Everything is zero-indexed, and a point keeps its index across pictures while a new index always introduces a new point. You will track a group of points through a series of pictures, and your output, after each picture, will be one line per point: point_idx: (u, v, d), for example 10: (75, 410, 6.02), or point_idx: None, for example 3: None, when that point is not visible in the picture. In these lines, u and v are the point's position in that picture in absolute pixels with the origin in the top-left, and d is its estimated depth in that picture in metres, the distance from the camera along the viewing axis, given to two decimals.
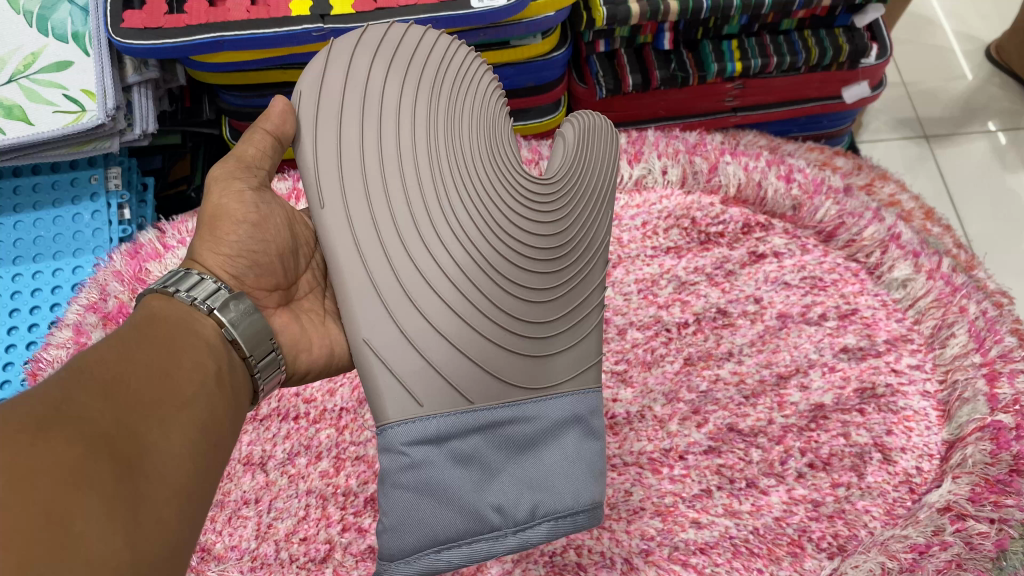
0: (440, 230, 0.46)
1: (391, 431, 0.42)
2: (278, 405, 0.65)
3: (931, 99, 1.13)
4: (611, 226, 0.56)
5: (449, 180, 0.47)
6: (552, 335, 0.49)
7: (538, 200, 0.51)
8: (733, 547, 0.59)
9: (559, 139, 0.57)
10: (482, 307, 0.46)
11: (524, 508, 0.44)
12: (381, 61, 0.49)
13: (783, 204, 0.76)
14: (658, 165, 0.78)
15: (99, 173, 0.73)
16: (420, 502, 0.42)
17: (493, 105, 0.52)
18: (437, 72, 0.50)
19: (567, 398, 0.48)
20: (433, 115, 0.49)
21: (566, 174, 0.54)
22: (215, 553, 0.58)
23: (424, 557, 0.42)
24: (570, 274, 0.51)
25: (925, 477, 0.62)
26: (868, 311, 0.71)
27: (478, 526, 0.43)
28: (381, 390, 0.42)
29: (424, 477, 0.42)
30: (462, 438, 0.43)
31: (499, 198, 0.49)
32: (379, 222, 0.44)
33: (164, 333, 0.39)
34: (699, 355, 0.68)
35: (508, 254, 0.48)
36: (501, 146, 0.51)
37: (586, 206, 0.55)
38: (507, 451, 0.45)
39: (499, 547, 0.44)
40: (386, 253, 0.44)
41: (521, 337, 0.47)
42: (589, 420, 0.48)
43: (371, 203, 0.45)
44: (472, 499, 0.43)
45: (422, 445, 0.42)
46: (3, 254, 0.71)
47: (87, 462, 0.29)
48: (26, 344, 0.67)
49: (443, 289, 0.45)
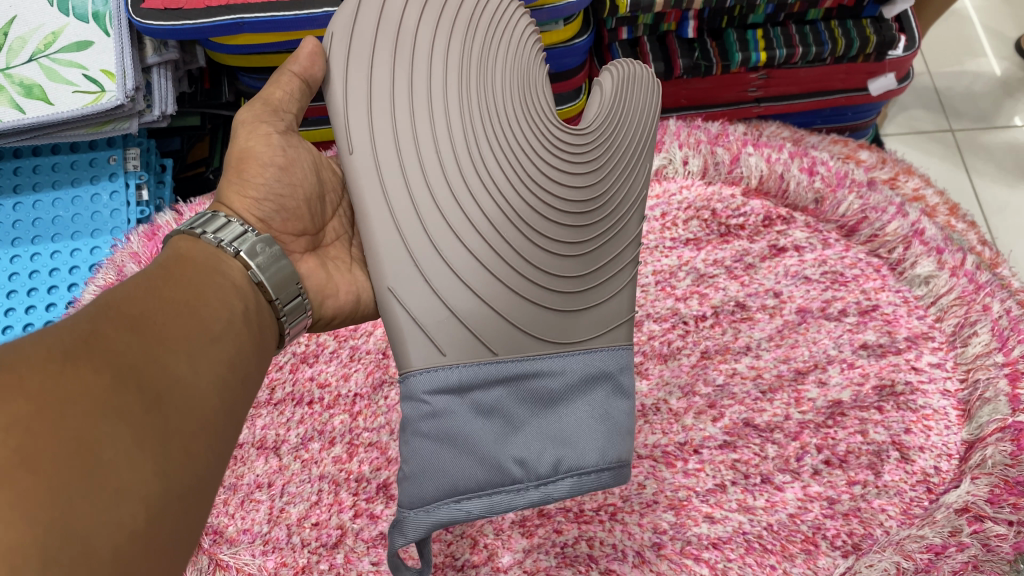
0: (461, 180, 0.45)
1: (413, 379, 0.41)
2: (293, 390, 0.65)
3: (959, 90, 1.11)
4: (642, 184, 0.55)
5: (478, 129, 0.47)
6: (580, 289, 0.48)
7: (571, 152, 0.51)
8: (745, 543, 0.59)
9: (596, 89, 0.56)
10: (509, 259, 0.45)
11: (547, 462, 0.42)
12: (418, 3, 0.48)
13: (805, 197, 0.75)
14: (679, 155, 0.76)
15: (118, 153, 0.72)
16: (441, 450, 0.41)
17: (527, 52, 0.52)
18: (472, 19, 0.50)
19: (596, 353, 0.47)
20: (466, 64, 0.48)
21: (601, 125, 0.53)
22: (227, 536, 0.58)
23: (444, 506, 0.40)
24: (599, 231, 0.50)
25: (943, 477, 0.61)
26: (888, 307, 0.70)
27: (499, 477, 0.41)
28: (404, 337, 0.42)
29: (445, 427, 0.41)
30: (485, 389, 0.42)
31: (529, 150, 0.49)
32: (409, 173, 0.44)
33: (191, 273, 0.39)
34: (716, 348, 0.68)
35: (536, 206, 0.48)
36: (535, 96, 0.51)
37: (619, 163, 0.54)
38: (533, 407, 0.44)
39: (521, 501, 0.42)
40: (414, 203, 0.44)
41: (545, 287, 0.46)
42: (618, 377, 0.47)
43: (401, 152, 0.45)
44: (494, 451, 0.41)
45: (444, 394, 0.41)
46: (22, 233, 0.71)
47: (116, 392, 0.28)
48: (43, 323, 0.68)
49: (470, 240, 0.44)
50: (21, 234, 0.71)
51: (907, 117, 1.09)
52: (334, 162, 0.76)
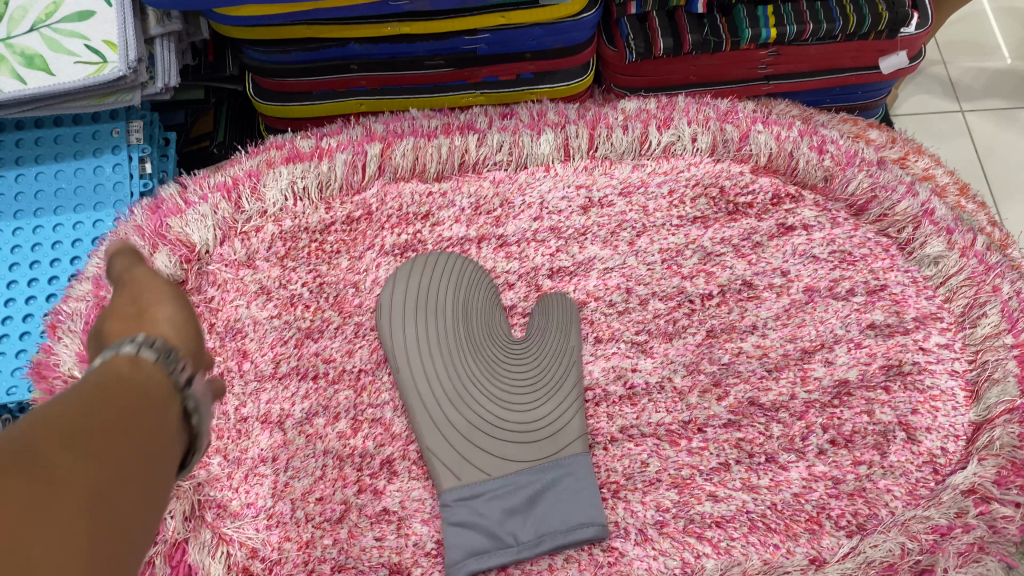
0: (478, 397, 0.63)
1: (445, 492, 0.59)
2: (298, 364, 0.64)
3: (973, 75, 1.10)
4: (580, 369, 0.65)
5: (485, 396, 0.63)
6: (545, 450, 0.61)
7: (524, 362, 0.65)
8: (750, 522, 0.59)
9: (528, 320, 0.67)
10: (509, 441, 0.62)
11: (531, 532, 0.58)
12: (437, 310, 0.65)
13: (815, 175, 0.73)
14: (688, 132, 0.74)
15: (121, 126, 0.72)
16: (464, 531, 0.58)
17: (495, 302, 0.67)
18: (480, 299, 0.66)
19: (572, 456, 0.61)
20: (478, 339, 0.65)
21: (531, 368, 0.65)
22: (230, 510, 0.58)
23: (469, 564, 0.57)
24: (550, 399, 0.63)
25: (951, 457, 0.61)
26: (897, 288, 0.69)
27: (504, 543, 0.58)
28: (437, 470, 0.60)
29: (464, 518, 0.58)
30: (491, 513, 0.59)
31: (504, 400, 0.64)
32: (446, 407, 0.62)
33: (126, 388, 0.37)
34: (723, 327, 0.67)
35: (516, 426, 0.63)
36: (496, 340, 0.65)
37: (558, 380, 0.64)
38: (526, 510, 0.59)
39: (526, 554, 0.57)
40: (450, 424, 0.62)
41: (527, 433, 0.62)
42: (569, 476, 0.60)
43: (441, 389, 0.63)
44: (501, 531, 0.58)
45: (464, 507, 0.59)
46: (24, 206, 0.71)
47: (49, 514, 0.28)
48: (46, 297, 0.68)
49: (484, 441, 0.62)
50: (23, 207, 0.71)
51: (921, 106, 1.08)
52: (336, 136, 0.74)
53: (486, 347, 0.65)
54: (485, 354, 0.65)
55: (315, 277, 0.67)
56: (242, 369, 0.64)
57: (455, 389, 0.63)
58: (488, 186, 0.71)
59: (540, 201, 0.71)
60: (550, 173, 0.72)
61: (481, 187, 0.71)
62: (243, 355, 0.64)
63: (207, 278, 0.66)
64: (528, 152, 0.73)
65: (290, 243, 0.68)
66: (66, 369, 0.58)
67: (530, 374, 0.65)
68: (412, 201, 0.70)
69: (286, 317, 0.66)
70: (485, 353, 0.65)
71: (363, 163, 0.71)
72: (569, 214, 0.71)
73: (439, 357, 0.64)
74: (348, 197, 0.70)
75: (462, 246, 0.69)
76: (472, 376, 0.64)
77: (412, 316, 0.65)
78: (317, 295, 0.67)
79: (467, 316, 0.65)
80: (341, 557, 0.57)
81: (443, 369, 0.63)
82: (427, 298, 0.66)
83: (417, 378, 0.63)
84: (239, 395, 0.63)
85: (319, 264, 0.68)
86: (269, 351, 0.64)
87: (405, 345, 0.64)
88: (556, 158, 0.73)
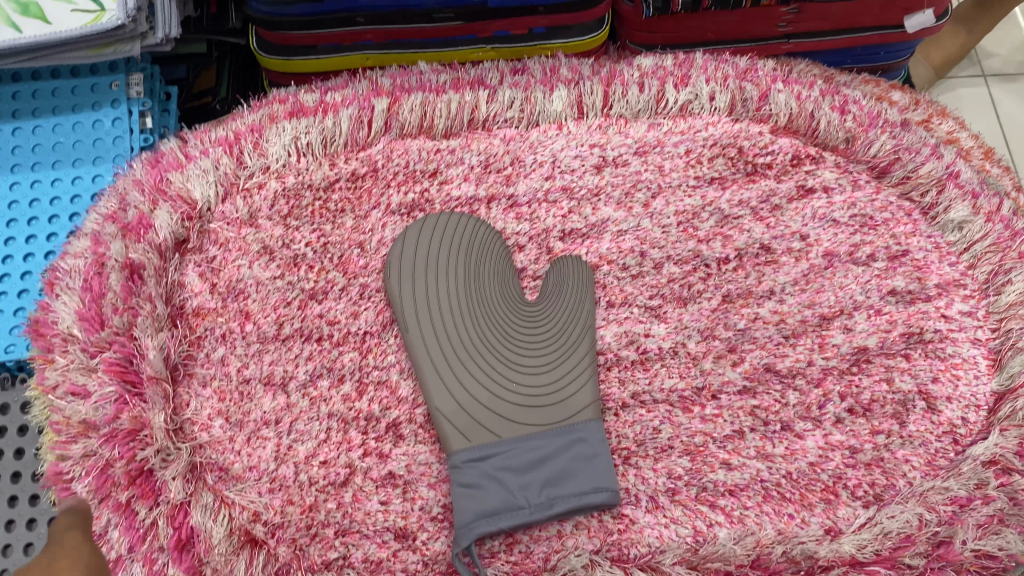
0: (489, 355, 0.61)
1: (455, 453, 0.58)
2: (301, 326, 0.63)
3: (1003, 66, 1.08)
4: (594, 338, 0.63)
5: (497, 356, 0.61)
6: (560, 412, 0.60)
7: (538, 321, 0.63)
8: (764, 491, 0.58)
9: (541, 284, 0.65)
10: (521, 401, 0.60)
11: (545, 495, 0.57)
12: (447, 268, 0.63)
13: (835, 136, 0.70)
14: (706, 90, 0.71)
15: (120, 79, 0.71)
16: (473, 493, 0.56)
17: (505, 262, 0.65)
18: (489, 258, 0.64)
19: (584, 417, 0.59)
20: (489, 297, 0.63)
21: (549, 331, 0.63)
22: (233, 473, 0.57)
23: (480, 526, 0.55)
24: (566, 362, 0.61)
25: (971, 428, 0.60)
26: (919, 253, 0.66)
27: (516, 505, 0.56)
28: (448, 433, 0.58)
29: (475, 480, 0.57)
30: (501, 474, 0.57)
31: (518, 361, 0.62)
32: (456, 365, 0.60)
33: None
34: (739, 292, 0.65)
35: (530, 388, 0.61)
36: (509, 302, 0.64)
37: (575, 344, 0.62)
38: (538, 472, 0.58)
39: (537, 517, 0.56)
40: (460, 382, 0.60)
41: (538, 393, 0.60)
42: (588, 438, 0.59)
43: (450, 347, 0.61)
44: (512, 493, 0.56)
45: (474, 468, 0.57)
46: (21, 160, 0.69)
47: None
48: (44, 254, 0.66)
49: (495, 400, 0.60)
50: (20, 161, 0.69)
51: (954, 96, 1.05)
52: (343, 91, 0.72)
53: (497, 307, 0.63)
54: (496, 314, 0.63)
55: (320, 237, 0.65)
56: (245, 330, 0.62)
57: (466, 351, 0.61)
58: (498, 144, 0.69)
59: (552, 160, 0.69)
60: (562, 131, 0.70)
61: (491, 145, 0.69)
62: (246, 316, 0.62)
63: (209, 237, 0.64)
64: (539, 109, 0.71)
65: (294, 201, 0.66)
66: (64, 327, 0.56)
67: (543, 335, 0.63)
68: (419, 158, 0.68)
69: (289, 278, 0.64)
70: (497, 313, 0.63)
71: (368, 119, 0.69)
72: (582, 174, 0.69)
73: (449, 317, 0.62)
74: (354, 154, 0.68)
75: (470, 206, 0.67)
76: (484, 337, 0.62)
77: (421, 277, 0.63)
78: (322, 255, 0.65)
79: (479, 276, 0.63)
80: (345, 521, 0.57)
81: (453, 329, 0.61)
82: (437, 258, 0.64)
83: (426, 340, 0.61)
84: (242, 356, 0.61)
85: (324, 223, 0.66)
86: (272, 313, 0.63)
87: (414, 304, 0.62)
88: (569, 115, 0.71)
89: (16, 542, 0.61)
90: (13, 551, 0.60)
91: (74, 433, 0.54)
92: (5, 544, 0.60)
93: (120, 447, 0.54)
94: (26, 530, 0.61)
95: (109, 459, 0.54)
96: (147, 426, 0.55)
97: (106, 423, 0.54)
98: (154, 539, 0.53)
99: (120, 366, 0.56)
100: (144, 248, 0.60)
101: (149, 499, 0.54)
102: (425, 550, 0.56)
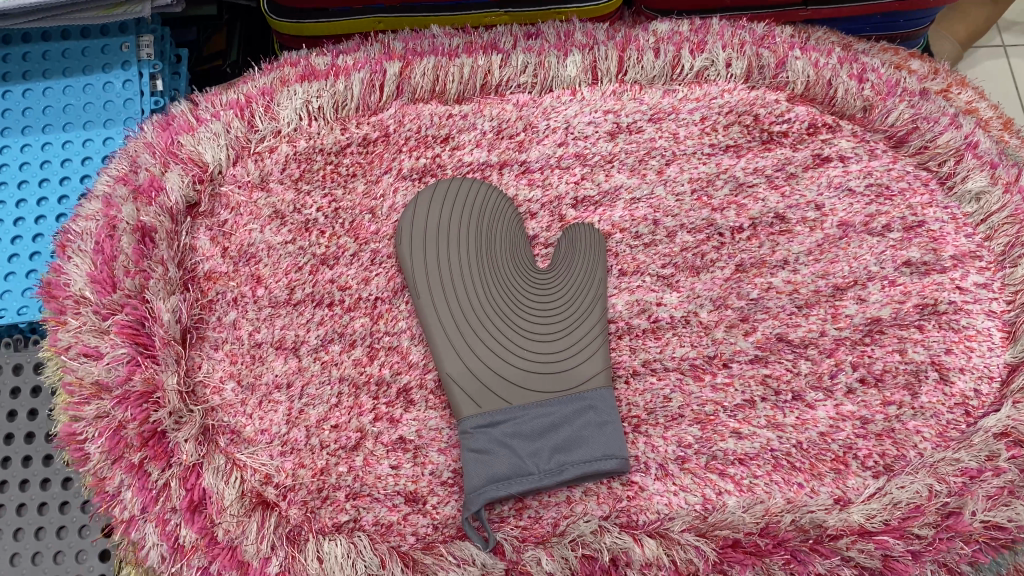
0: (499, 322, 0.61)
1: (465, 419, 0.58)
2: (313, 291, 0.62)
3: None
4: (606, 306, 0.62)
5: (508, 322, 0.61)
6: (570, 380, 0.59)
7: (550, 289, 0.63)
8: (773, 460, 0.58)
9: (553, 252, 0.65)
10: (531, 368, 0.60)
11: (554, 462, 0.57)
12: (459, 234, 0.63)
13: (853, 105, 0.69)
14: (722, 56, 0.70)
15: (131, 41, 0.70)
16: (483, 459, 0.56)
17: (518, 229, 0.64)
18: (501, 224, 0.64)
19: (594, 386, 0.59)
20: (501, 264, 0.63)
21: (560, 299, 0.63)
22: (245, 436, 0.58)
23: (489, 491, 0.55)
24: (577, 331, 0.61)
25: (983, 400, 0.60)
26: (935, 224, 0.65)
27: (526, 471, 0.56)
28: (457, 398, 0.58)
29: (485, 447, 0.57)
30: (511, 441, 0.57)
31: (528, 328, 0.61)
32: (466, 331, 0.60)
33: None
34: (752, 262, 0.64)
35: (540, 355, 0.60)
36: (520, 269, 0.63)
37: (587, 312, 0.62)
38: (548, 439, 0.58)
39: (546, 483, 0.56)
40: (471, 348, 0.60)
41: (548, 361, 0.60)
42: (598, 407, 0.59)
43: (460, 312, 0.61)
44: (522, 459, 0.56)
45: (484, 435, 0.57)
46: (33, 121, 0.69)
47: None
48: (56, 216, 0.67)
49: (505, 367, 0.59)
50: (31, 122, 0.69)
51: (973, 64, 1.04)
52: (355, 54, 0.71)
53: (509, 274, 0.63)
54: (508, 281, 0.62)
55: (331, 202, 0.65)
56: (256, 295, 0.62)
57: (477, 318, 0.61)
58: (511, 110, 0.68)
59: (565, 126, 0.68)
60: (576, 97, 0.69)
61: (503, 110, 0.68)
62: (257, 281, 0.62)
63: (220, 200, 0.64)
64: (553, 74, 0.70)
65: (305, 165, 0.66)
66: (76, 289, 0.56)
67: (555, 303, 0.63)
68: (431, 123, 0.68)
69: (301, 243, 0.64)
70: (508, 280, 0.62)
71: (380, 82, 0.68)
72: (595, 141, 0.68)
73: (460, 283, 0.62)
74: (366, 119, 0.68)
75: (482, 171, 0.67)
76: (495, 304, 0.61)
77: (433, 243, 0.63)
78: (333, 221, 0.65)
79: (490, 242, 0.63)
80: (356, 484, 0.57)
81: (464, 296, 0.61)
82: (448, 224, 0.63)
83: (437, 305, 0.61)
84: (253, 320, 0.61)
85: (335, 188, 0.65)
86: (284, 277, 0.63)
87: (425, 271, 0.62)
88: (584, 80, 0.70)
89: (30, 502, 0.61)
90: (28, 510, 0.61)
91: (87, 394, 0.54)
92: (20, 503, 0.61)
93: (133, 409, 0.54)
94: (40, 490, 0.62)
95: (123, 420, 0.54)
96: (160, 388, 0.56)
97: (119, 384, 0.54)
98: (167, 500, 0.54)
99: (132, 328, 0.56)
100: (156, 211, 0.60)
101: (162, 461, 0.54)
102: (435, 514, 0.57)
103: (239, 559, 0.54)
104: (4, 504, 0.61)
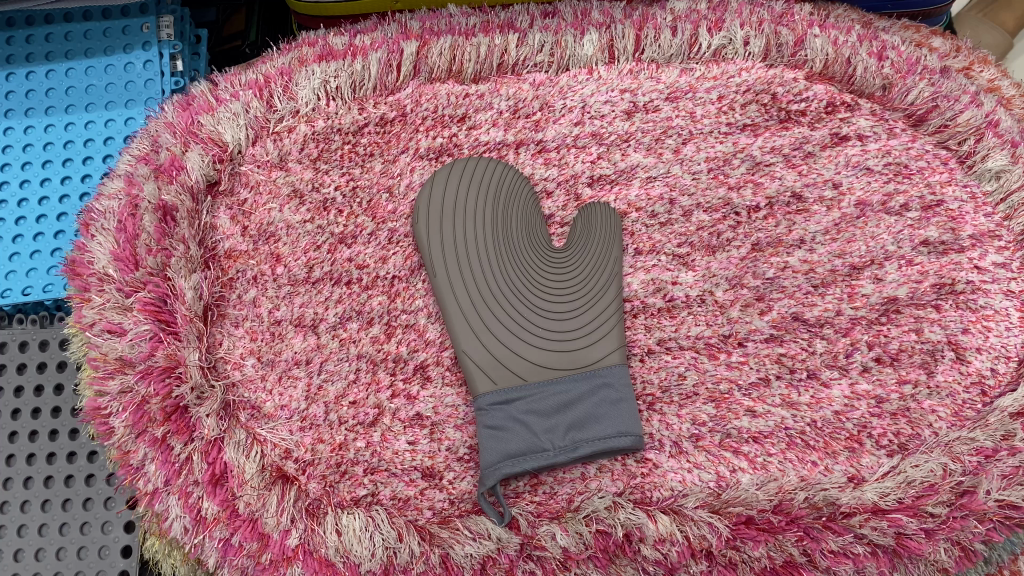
0: (514, 298, 0.61)
1: (480, 396, 0.58)
2: (331, 269, 0.63)
3: None
4: (620, 286, 0.63)
5: (522, 299, 0.61)
6: (584, 357, 0.60)
7: (564, 268, 0.63)
8: (788, 438, 0.59)
9: (570, 232, 0.65)
10: (546, 344, 0.60)
11: (570, 439, 0.57)
12: (476, 211, 0.63)
13: (872, 83, 0.68)
14: (740, 35, 0.69)
15: (151, 22, 0.71)
16: (499, 436, 0.57)
17: (533, 209, 0.65)
18: (517, 201, 0.64)
19: (607, 364, 0.60)
20: (516, 241, 0.63)
21: (575, 278, 0.63)
22: (265, 412, 0.59)
23: (505, 467, 0.56)
24: (591, 310, 0.62)
25: (1000, 379, 0.60)
26: (954, 203, 0.64)
27: (540, 447, 0.57)
28: (472, 374, 0.59)
29: (501, 424, 0.57)
30: (527, 417, 0.58)
31: (542, 304, 0.62)
32: (480, 308, 0.61)
33: None
34: (768, 241, 0.64)
35: (554, 332, 0.61)
36: (535, 248, 0.63)
37: (601, 291, 0.62)
38: (563, 417, 0.58)
39: (561, 460, 0.56)
40: (485, 324, 0.60)
41: (562, 339, 0.61)
42: (612, 385, 0.59)
43: (475, 289, 0.61)
44: (537, 436, 0.57)
45: (499, 412, 0.58)
46: (56, 102, 0.70)
47: None
48: (80, 196, 0.68)
49: (519, 343, 0.60)
50: (54, 103, 0.71)
51: None
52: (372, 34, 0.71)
53: (524, 253, 0.63)
54: (523, 260, 0.63)
55: (349, 181, 0.65)
56: (276, 272, 0.63)
57: (491, 296, 0.61)
58: (527, 89, 0.68)
59: (582, 105, 0.68)
60: (592, 76, 0.69)
61: (520, 90, 0.68)
62: (277, 259, 0.63)
63: (240, 179, 0.65)
64: (570, 53, 0.70)
65: (323, 145, 0.66)
66: (100, 267, 0.57)
67: (570, 282, 0.63)
68: (447, 103, 0.68)
69: (319, 221, 0.64)
70: (524, 259, 0.63)
71: (397, 62, 0.68)
72: (611, 120, 0.68)
73: (475, 262, 0.62)
74: (383, 99, 0.68)
75: (498, 151, 0.67)
76: (509, 282, 0.62)
77: (449, 221, 0.63)
78: (351, 200, 0.65)
79: (507, 221, 0.63)
80: (373, 460, 0.59)
81: (479, 273, 0.62)
82: (464, 203, 0.64)
83: (453, 282, 0.61)
84: (273, 298, 0.62)
85: (353, 167, 0.66)
86: (303, 256, 0.63)
87: (441, 249, 0.62)
88: (600, 59, 0.70)
89: (57, 475, 0.63)
90: (55, 482, 0.63)
91: (111, 368, 0.56)
92: (47, 475, 0.63)
93: (156, 384, 0.55)
94: (66, 463, 0.63)
95: (145, 395, 0.55)
96: (182, 364, 0.57)
97: (142, 359, 0.55)
98: (189, 473, 0.55)
99: (154, 305, 0.57)
100: (176, 190, 0.61)
101: (184, 435, 0.55)
102: (451, 489, 0.58)
103: (260, 531, 0.55)
104: (32, 476, 0.63)
